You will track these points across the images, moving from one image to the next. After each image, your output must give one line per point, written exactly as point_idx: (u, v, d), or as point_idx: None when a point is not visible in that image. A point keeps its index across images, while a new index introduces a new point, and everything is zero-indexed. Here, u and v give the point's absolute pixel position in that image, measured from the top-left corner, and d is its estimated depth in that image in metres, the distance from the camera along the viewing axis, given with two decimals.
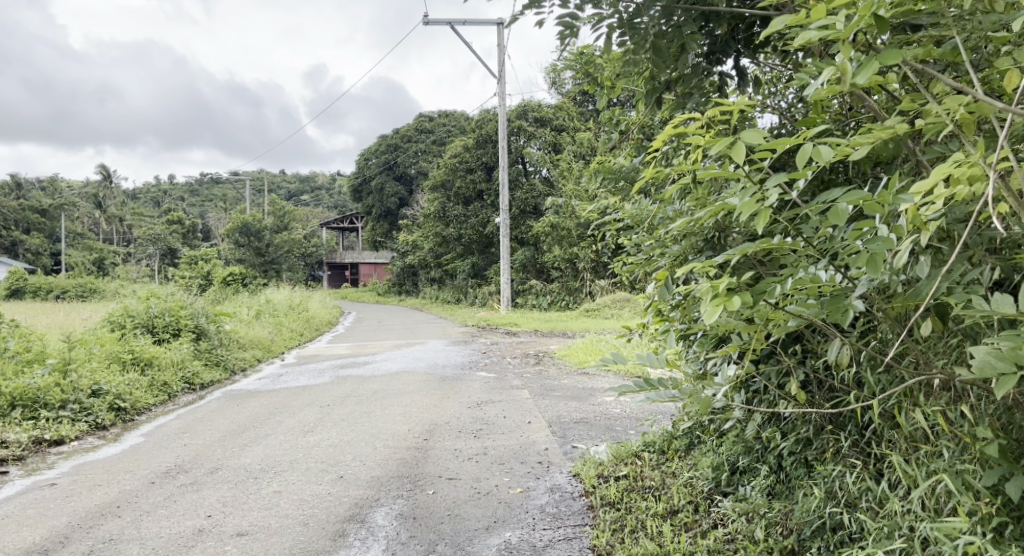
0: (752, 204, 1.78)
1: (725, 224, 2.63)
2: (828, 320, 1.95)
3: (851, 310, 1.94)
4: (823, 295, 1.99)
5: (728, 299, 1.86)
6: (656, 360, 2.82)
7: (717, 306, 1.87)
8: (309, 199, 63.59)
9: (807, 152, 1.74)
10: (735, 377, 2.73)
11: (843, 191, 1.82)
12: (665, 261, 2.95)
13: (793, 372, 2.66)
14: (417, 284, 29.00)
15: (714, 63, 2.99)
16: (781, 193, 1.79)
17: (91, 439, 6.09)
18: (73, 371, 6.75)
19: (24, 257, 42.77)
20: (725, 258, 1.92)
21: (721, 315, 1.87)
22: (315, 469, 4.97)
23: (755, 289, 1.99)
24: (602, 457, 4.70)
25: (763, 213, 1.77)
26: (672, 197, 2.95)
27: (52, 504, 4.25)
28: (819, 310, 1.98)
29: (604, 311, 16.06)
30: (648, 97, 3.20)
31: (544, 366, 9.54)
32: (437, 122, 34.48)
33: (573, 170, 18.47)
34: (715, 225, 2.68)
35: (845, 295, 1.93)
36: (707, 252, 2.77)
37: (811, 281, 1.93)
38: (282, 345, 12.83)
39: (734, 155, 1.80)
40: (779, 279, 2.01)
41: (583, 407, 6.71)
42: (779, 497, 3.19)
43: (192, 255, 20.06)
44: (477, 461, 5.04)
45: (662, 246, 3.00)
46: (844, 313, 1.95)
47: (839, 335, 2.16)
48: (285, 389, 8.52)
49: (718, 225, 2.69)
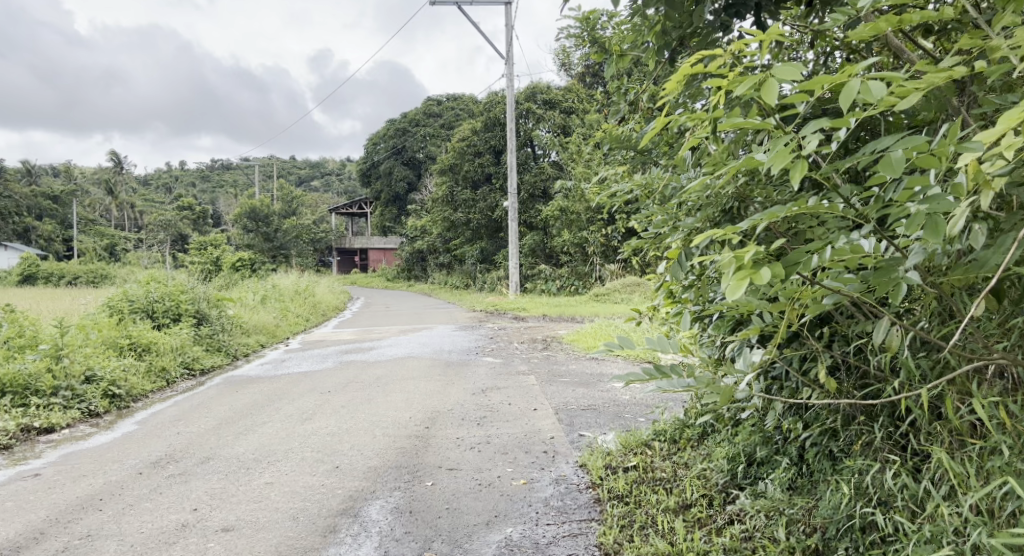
0: (784, 153, 1.61)
1: (744, 192, 2.39)
2: (876, 291, 1.75)
3: (904, 281, 1.74)
4: (865, 267, 1.79)
5: (755, 271, 1.64)
6: (670, 343, 2.56)
7: (741, 279, 1.64)
8: (319, 185, 63.50)
9: (854, 89, 1.57)
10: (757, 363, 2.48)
11: (895, 140, 1.64)
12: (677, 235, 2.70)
13: (821, 357, 2.42)
14: (425, 269, 28.80)
15: (733, 18, 2.71)
16: (819, 142, 1.62)
17: (82, 426, 5.90)
18: (66, 357, 6.55)
19: (37, 243, 42.94)
20: (751, 225, 1.71)
21: (746, 291, 1.64)
22: (310, 459, 4.75)
23: (786, 261, 1.79)
24: (610, 447, 4.48)
25: (799, 164, 1.60)
26: (688, 163, 2.71)
27: (33, 496, 4.06)
28: (861, 284, 1.78)
29: (614, 295, 15.80)
30: (658, 53, 2.95)
31: (552, 351, 9.32)
32: (445, 106, 34.11)
33: (583, 154, 18.15)
34: (734, 194, 2.44)
35: (894, 266, 1.74)
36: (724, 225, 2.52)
37: (852, 250, 1.73)
38: (287, 330, 12.66)
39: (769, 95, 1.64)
40: (816, 249, 1.81)
41: (591, 394, 6.48)
42: (802, 493, 2.95)
43: (201, 241, 19.91)
44: (479, 451, 4.82)
45: (675, 218, 2.74)
46: (894, 285, 1.75)
47: (882, 314, 1.94)
48: (287, 374, 8.34)
49: (738, 194, 2.44)
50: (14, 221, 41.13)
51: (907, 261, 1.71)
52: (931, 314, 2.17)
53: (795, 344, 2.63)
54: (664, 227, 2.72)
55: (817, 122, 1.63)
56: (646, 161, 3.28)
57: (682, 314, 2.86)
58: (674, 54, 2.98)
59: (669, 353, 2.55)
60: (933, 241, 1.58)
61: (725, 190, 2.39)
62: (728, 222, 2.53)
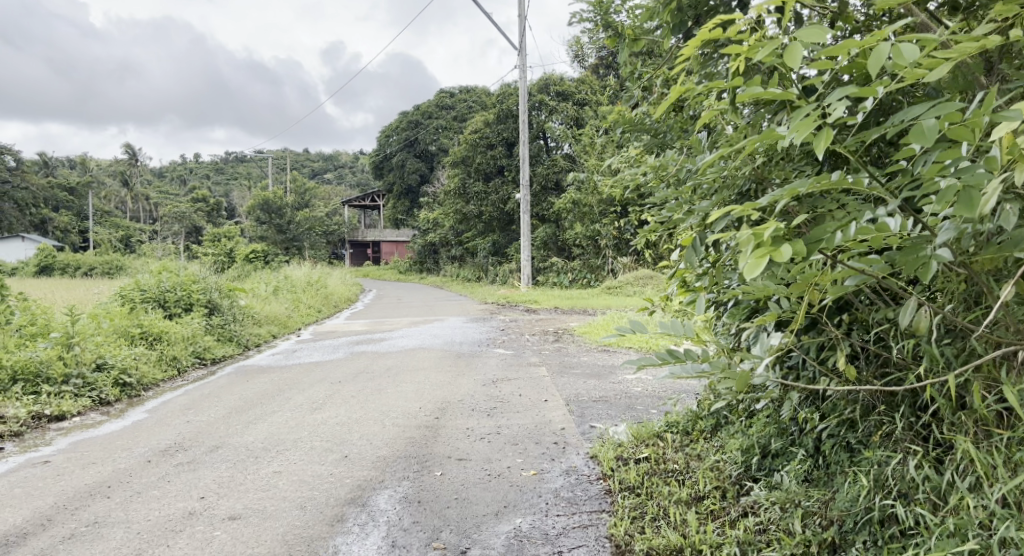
0: (810, 122, 1.58)
1: (761, 173, 2.34)
2: (904, 271, 1.70)
3: (934, 261, 1.69)
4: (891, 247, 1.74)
5: (775, 248, 1.59)
6: (684, 328, 2.50)
7: (761, 256, 1.59)
8: (332, 178, 63.59)
9: (885, 53, 1.57)
10: (775, 348, 2.40)
11: (926, 108, 1.60)
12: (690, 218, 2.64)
13: (841, 344, 2.36)
14: (437, 262, 28.77)
15: None
16: (847, 109, 1.61)
17: (93, 414, 5.89)
18: (77, 345, 6.54)
19: (53, 235, 43.30)
20: (771, 200, 1.67)
21: (766, 268, 1.59)
22: (319, 448, 4.72)
23: (809, 238, 1.74)
24: (621, 438, 4.42)
25: (826, 135, 1.57)
26: (704, 146, 2.65)
27: (41, 483, 4.04)
28: (886, 264, 1.74)
29: (626, 288, 15.70)
30: (672, 32, 2.96)
31: (564, 343, 9.26)
32: (457, 98, 34.03)
33: (596, 146, 18.04)
34: (751, 175, 2.39)
35: (922, 245, 1.68)
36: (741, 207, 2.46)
37: (878, 229, 1.68)
38: (299, 321, 12.67)
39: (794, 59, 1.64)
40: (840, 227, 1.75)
41: (602, 385, 6.42)
42: (817, 485, 2.88)
43: (214, 233, 19.96)
44: (489, 441, 4.77)
45: (690, 202, 2.68)
46: (923, 266, 1.70)
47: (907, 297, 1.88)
48: (297, 365, 8.33)
49: (756, 175, 2.38)
50: (31, 212, 41.50)
51: (937, 239, 1.66)
52: (956, 300, 2.11)
53: (813, 331, 2.57)
54: (679, 211, 2.67)
55: (844, 89, 1.60)
56: (660, 144, 3.22)
57: (697, 300, 2.80)
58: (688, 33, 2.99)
59: (683, 338, 2.49)
60: (966, 215, 1.56)
61: (742, 170, 2.34)
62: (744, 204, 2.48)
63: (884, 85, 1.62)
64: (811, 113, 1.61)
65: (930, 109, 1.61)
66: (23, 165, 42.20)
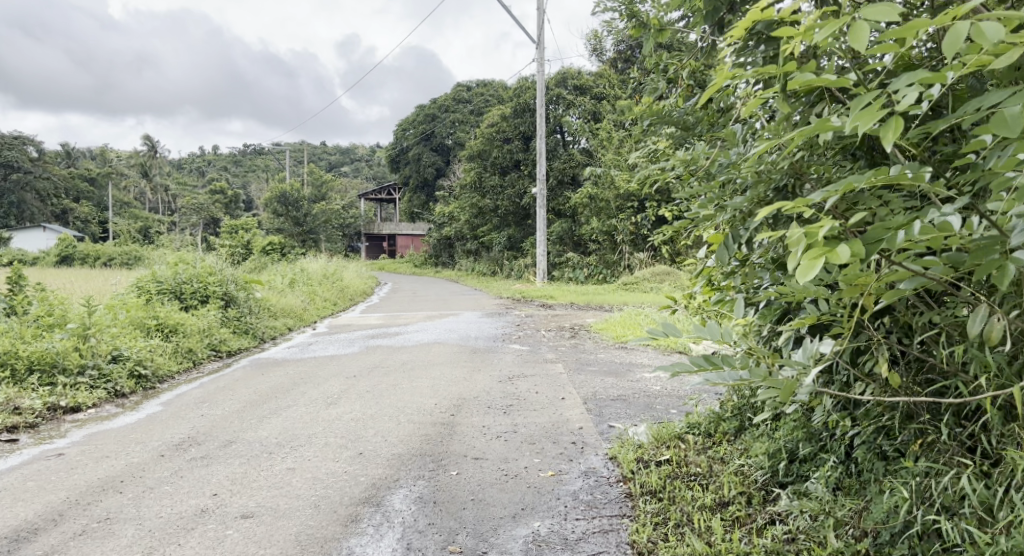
0: (879, 109, 1.52)
1: (800, 168, 2.24)
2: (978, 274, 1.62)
3: (1010, 265, 1.62)
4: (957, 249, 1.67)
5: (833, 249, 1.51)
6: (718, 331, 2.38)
7: (818, 258, 1.51)
8: (349, 171, 63.70)
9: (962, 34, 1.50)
10: (818, 355, 2.26)
11: (1005, 95, 1.54)
12: (722, 216, 2.52)
13: (884, 347, 2.24)
14: (453, 256, 28.73)
15: None
16: (915, 96, 1.55)
17: (108, 406, 5.85)
18: (93, 336, 6.50)
19: (74, 225, 43.72)
20: (826, 196, 1.61)
21: (819, 271, 1.51)
22: (334, 444, 4.66)
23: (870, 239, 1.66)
24: (641, 439, 4.33)
25: (898, 124, 1.52)
26: (738, 140, 2.56)
27: (55, 476, 4.01)
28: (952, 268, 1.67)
29: (642, 284, 15.56)
30: (706, 18, 2.86)
31: (580, 340, 9.15)
32: (475, 92, 33.92)
33: (614, 140, 17.89)
34: (789, 170, 2.27)
35: (994, 247, 1.62)
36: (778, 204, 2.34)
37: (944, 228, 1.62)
38: (314, 314, 12.63)
39: (859, 39, 1.55)
40: (903, 226, 1.67)
41: (620, 384, 6.31)
42: (849, 494, 2.78)
43: (231, 225, 20.01)
44: (506, 440, 4.68)
45: (723, 197, 2.54)
46: (997, 271, 1.63)
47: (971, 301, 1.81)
48: (312, 358, 8.27)
49: (794, 169, 2.26)
50: (52, 203, 41.94)
51: (1011, 241, 1.60)
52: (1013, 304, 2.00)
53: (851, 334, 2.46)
54: (710, 206, 2.56)
55: (914, 74, 1.54)
56: (689, 136, 3.18)
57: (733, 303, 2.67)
58: (724, 19, 2.91)
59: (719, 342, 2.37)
60: None
61: (780, 164, 2.23)
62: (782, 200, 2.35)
63: (955, 69, 1.57)
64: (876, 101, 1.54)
65: (1009, 97, 1.55)
66: (44, 156, 42.58)
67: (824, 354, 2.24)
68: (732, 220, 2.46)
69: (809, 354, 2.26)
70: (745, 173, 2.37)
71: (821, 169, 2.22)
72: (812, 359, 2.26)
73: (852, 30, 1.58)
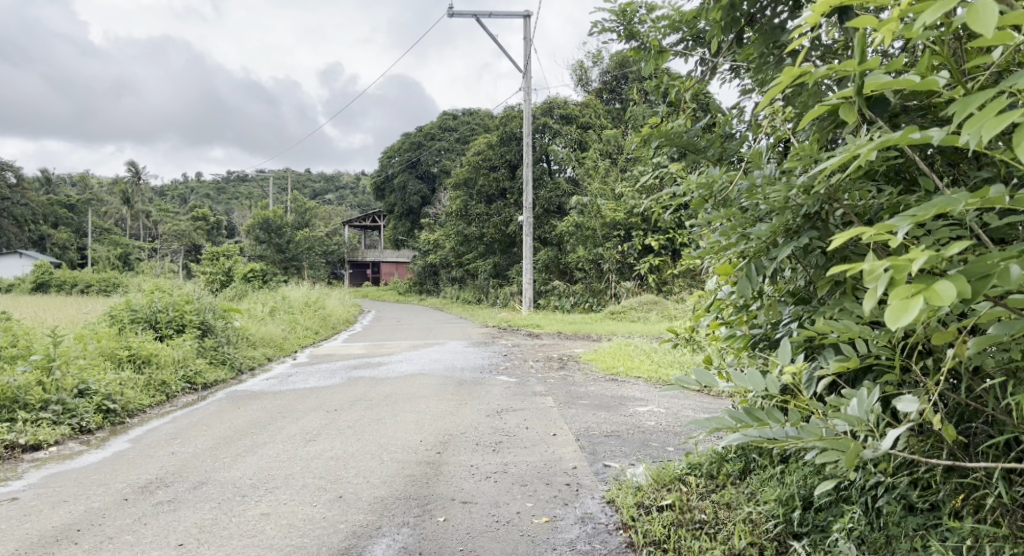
0: (1000, 118, 1.47)
1: (836, 193, 2.06)
2: None
3: None
4: None
5: (930, 288, 1.47)
6: (783, 357, 2.07)
7: (915, 297, 1.47)
8: (334, 198, 63.40)
9: None
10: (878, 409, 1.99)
11: None
12: (746, 246, 2.30)
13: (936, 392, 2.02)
14: (438, 283, 28.38)
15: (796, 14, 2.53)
16: None
17: (71, 444, 5.51)
18: (58, 369, 6.17)
19: (51, 251, 43.01)
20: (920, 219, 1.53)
21: (917, 309, 1.47)
22: (312, 486, 4.37)
23: (971, 267, 1.55)
24: (639, 481, 4.07)
25: None
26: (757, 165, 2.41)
27: (5, 524, 3.69)
28: None
29: (630, 314, 15.31)
30: (724, 31, 2.63)
31: (569, 371, 8.87)
32: (460, 121, 33.85)
33: (600, 170, 17.81)
34: (825, 194, 2.07)
35: None
36: (809, 233, 2.16)
37: None
38: (295, 343, 12.29)
39: (981, 21, 1.48)
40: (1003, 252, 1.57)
41: (613, 419, 6.05)
42: (874, 551, 2.51)
43: (213, 251, 19.66)
44: (496, 481, 4.41)
45: (744, 225, 2.32)
46: None
47: None
48: (293, 390, 7.96)
49: (828, 194, 2.07)
50: (30, 228, 41.35)
51: None
52: None
53: (874, 377, 2.25)
54: (732, 235, 2.33)
55: None
56: (698, 158, 3.10)
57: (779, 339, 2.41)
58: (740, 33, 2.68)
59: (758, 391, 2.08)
60: None
61: (815, 189, 2.04)
62: (813, 229, 2.17)
63: None
64: (993, 106, 1.49)
65: None
66: (23, 181, 42.01)
67: (881, 408, 1.97)
68: (754, 248, 2.32)
69: (865, 409, 1.96)
70: (770, 200, 2.21)
71: (856, 192, 2.06)
72: (868, 413, 1.98)
73: (970, 13, 1.51)
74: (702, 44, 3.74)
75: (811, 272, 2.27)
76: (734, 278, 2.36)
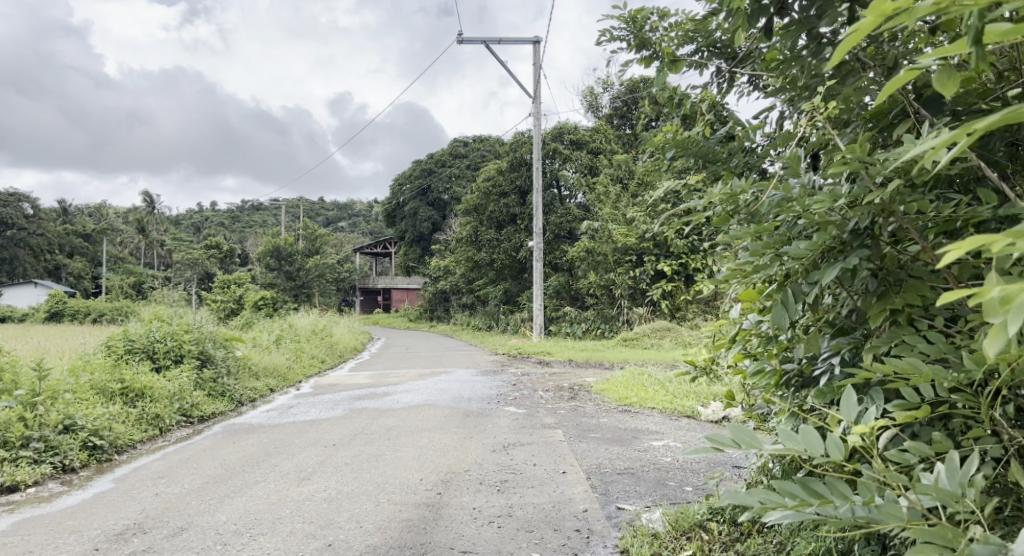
0: None
1: (893, 207, 1.76)
2: None
3: None
4: None
5: None
6: (849, 412, 1.71)
7: None
8: (346, 226, 63.50)
9: None
10: (978, 484, 1.67)
11: None
12: (787, 266, 1.98)
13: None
14: (448, 310, 28.07)
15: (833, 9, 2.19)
16: None
17: (51, 484, 5.21)
18: (42, 405, 5.88)
19: (66, 281, 43.11)
20: None
21: None
22: (300, 533, 4.04)
23: None
24: (657, 529, 3.75)
25: None
26: (792, 177, 2.10)
27: None
28: None
29: (643, 340, 14.91)
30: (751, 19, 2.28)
31: (581, 402, 8.50)
32: (471, 147, 33.75)
33: (610, 195, 17.52)
34: (880, 203, 1.78)
35: None
36: (858, 252, 1.85)
37: None
38: (300, 372, 11.96)
39: None
40: None
41: (626, 455, 5.69)
42: None
43: (224, 279, 19.54)
44: (499, 527, 4.06)
45: (778, 243, 2.01)
46: None
47: None
48: (291, 423, 7.62)
49: (881, 206, 1.78)
50: (45, 258, 41.48)
51: None
52: None
53: (943, 427, 1.95)
54: (766, 255, 2.01)
55: None
56: (720, 170, 2.87)
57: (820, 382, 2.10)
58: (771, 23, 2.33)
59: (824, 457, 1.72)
60: None
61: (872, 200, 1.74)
62: (864, 246, 1.86)
63: None
64: None
65: None
66: (40, 210, 42.24)
67: (983, 482, 1.65)
68: (792, 270, 2.00)
69: (958, 484, 1.67)
70: (809, 213, 1.90)
71: (915, 203, 1.76)
72: (964, 488, 1.67)
73: None
74: (718, 53, 3.46)
75: (859, 296, 1.95)
76: (769, 308, 2.03)
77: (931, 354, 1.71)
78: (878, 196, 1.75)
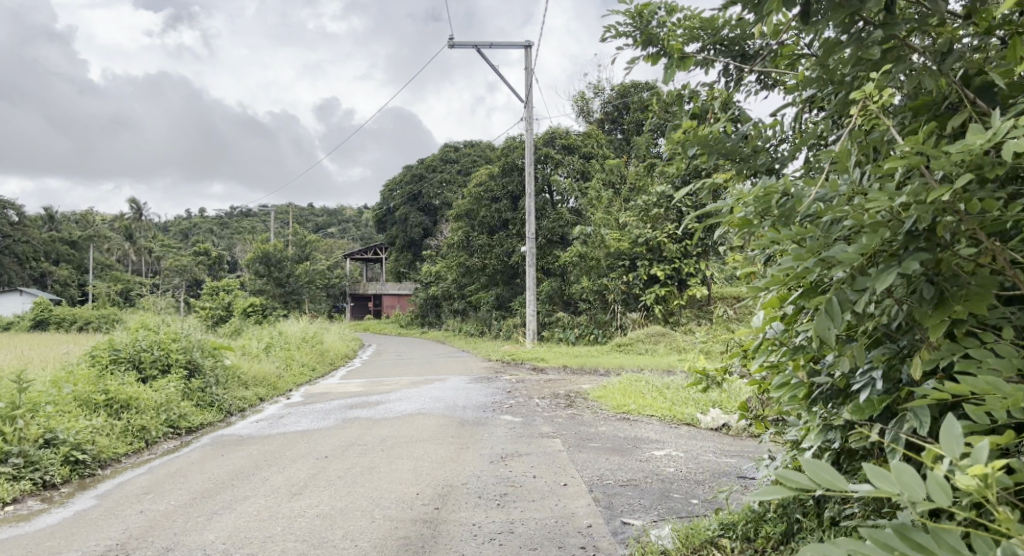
0: None
1: (958, 205, 1.74)
2: None
3: None
4: None
5: None
6: (952, 448, 1.58)
7: None
8: (336, 232, 63.07)
9: None
10: None
11: None
12: (833, 270, 1.87)
13: None
14: (440, 316, 27.81)
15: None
16: None
17: (31, 502, 5.00)
18: (22, 418, 5.67)
19: (52, 288, 42.60)
20: None
21: None
22: (293, 553, 3.85)
23: None
24: (666, 545, 3.57)
25: None
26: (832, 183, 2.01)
27: None
28: None
29: (637, 346, 14.75)
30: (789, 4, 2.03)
31: (578, 410, 8.32)
32: (462, 152, 33.47)
33: (603, 199, 17.38)
34: (944, 201, 1.73)
35: None
36: (917, 254, 1.78)
37: None
38: (290, 381, 11.72)
39: None
40: None
41: (628, 465, 5.51)
42: None
43: (212, 286, 19.25)
44: (501, 544, 3.88)
45: (822, 245, 1.89)
46: None
47: None
48: (282, 434, 7.41)
49: (942, 203, 1.74)
50: (30, 266, 40.95)
51: None
52: None
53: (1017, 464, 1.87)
54: (809, 258, 1.88)
55: None
56: (746, 170, 2.80)
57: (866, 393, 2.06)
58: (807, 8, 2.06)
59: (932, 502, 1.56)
60: None
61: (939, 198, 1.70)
62: (921, 248, 1.79)
63: None
64: None
65: None
66: (27, 217, 41.76)
67: None
68: (838, 278, 1.89)
69: None
70: (860, 213, 1.81)
71: (979, 200, 1.74)
72: None
73: None
74: (727, 51, 3.32)
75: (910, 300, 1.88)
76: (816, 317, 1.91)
77: (1005, 369, 1.70)
78: (944, 191, 1.70)
